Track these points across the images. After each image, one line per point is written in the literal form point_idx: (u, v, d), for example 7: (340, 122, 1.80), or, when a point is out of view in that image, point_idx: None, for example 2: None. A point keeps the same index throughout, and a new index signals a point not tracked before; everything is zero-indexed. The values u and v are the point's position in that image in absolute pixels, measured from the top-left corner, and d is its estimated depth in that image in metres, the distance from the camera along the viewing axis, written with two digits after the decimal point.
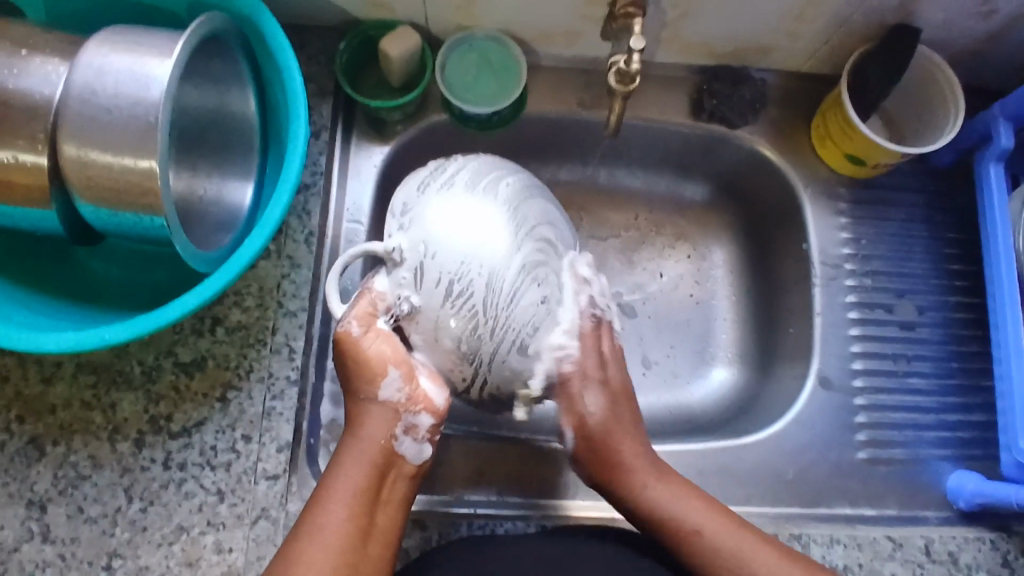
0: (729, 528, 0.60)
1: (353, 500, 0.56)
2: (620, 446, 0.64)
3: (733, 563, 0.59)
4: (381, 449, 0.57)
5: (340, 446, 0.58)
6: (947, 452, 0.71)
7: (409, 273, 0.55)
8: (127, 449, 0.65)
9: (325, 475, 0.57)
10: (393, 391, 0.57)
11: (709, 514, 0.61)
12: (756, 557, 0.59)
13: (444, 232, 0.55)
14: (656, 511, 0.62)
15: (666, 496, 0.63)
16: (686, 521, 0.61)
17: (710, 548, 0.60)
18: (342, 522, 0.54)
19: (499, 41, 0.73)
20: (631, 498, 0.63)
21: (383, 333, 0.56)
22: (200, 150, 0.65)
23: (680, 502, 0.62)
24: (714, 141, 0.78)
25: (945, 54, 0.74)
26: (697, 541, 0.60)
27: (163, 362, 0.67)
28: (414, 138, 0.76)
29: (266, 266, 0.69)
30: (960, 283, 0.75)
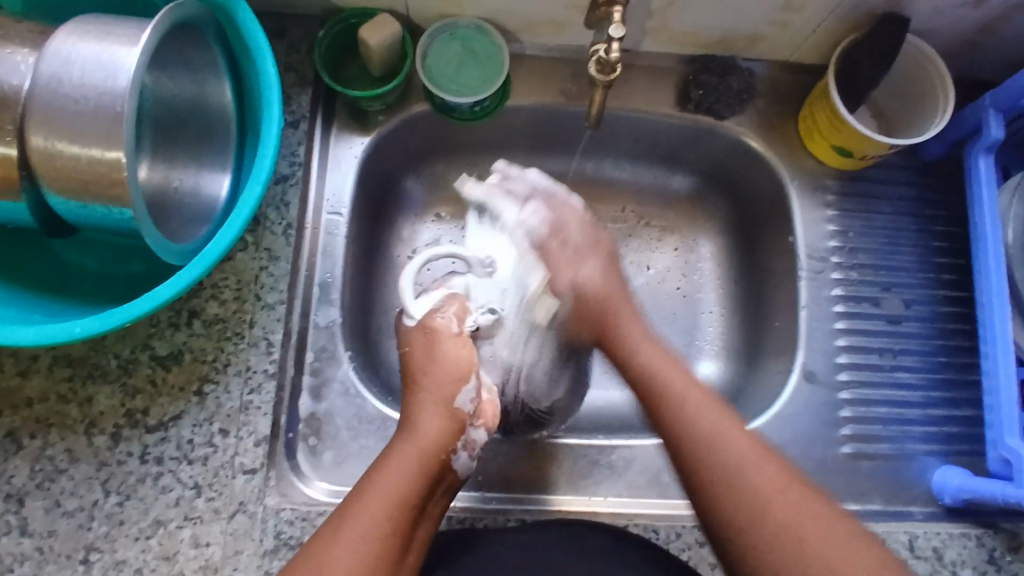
0: (725, 426, 0.58)
1: (397, 509, 0.53)
2: (625, 321, 0.68)
3: (697, 414, 0.59)
4: (439, 452, 0.57)
5: (390, 446, 0.58)
6: (933, 447, 0.70)
7: (477, 305, 0.64)
8: (104, 443, 0.64)
9: (372, 470, 0.56)
10: (466, 400, 0.59)
11: (674, 369, 0.63)
12: (732, 438, 0.57)
13: (500, 277, 0.67)
14: (666, 407, 0.61)
15: (690, 396, 0.60)
16: (688, 408, 0.60)
17: (680, 415, 0.59)
18: (382, 516, 0.53)
19: (482, 30, 0.72)
20: (613, 341, 0.67)
21: (460, 339, 0.61)
22: (178, 142, 0.64)
23: (694, 398, 0.60)
24: (701, 132, 0.77)
25: (935, 44, 0.72)
26: (684, 420, 0.59)
27: (140, 355, 0.66)
28: (396, 129, 0.75)
29: (244, 258, 0.68)
30: (948, 276, 0.74)
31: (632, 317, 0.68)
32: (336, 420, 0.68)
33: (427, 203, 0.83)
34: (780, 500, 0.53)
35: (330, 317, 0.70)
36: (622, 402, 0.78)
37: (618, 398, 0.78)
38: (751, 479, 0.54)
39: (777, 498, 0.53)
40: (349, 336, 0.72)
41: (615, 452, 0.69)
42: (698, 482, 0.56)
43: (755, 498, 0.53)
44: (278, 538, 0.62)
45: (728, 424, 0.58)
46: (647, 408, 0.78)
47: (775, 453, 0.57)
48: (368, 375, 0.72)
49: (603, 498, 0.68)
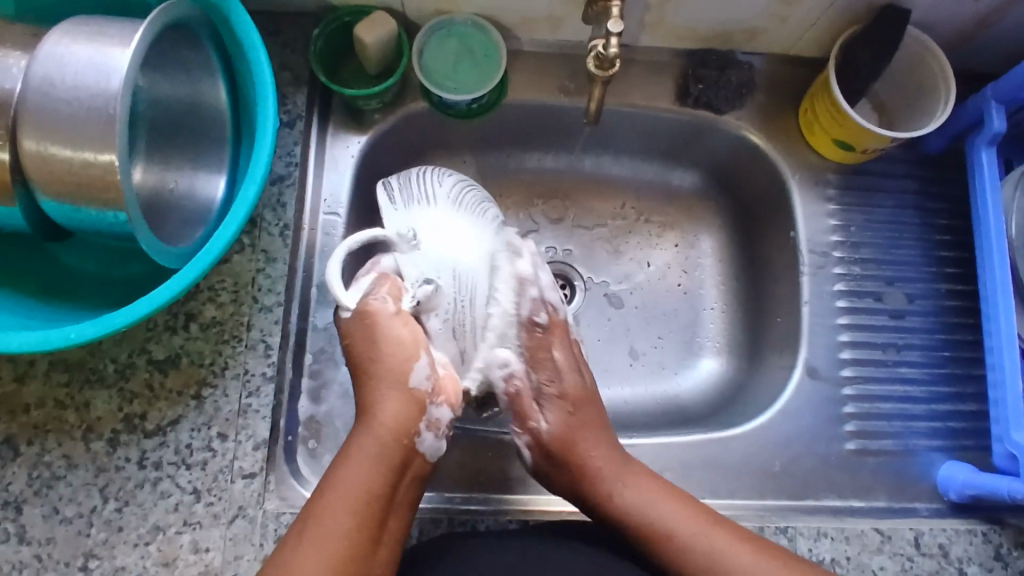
0: (693, 521, 0.58)
1: (359, 510, 0.52)
2: (593, 466, 0.60)
3: (699, 556, 0.56)
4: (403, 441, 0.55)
5: (350, 438, 0.55)
6: (937, 443, 0.70)
7: (417, 281, 0.60)
8: (102, 449, 0.64)
9: (335, 467, 0.54)
10: (422, 378, 0.56)
11: (667, 503, 0.59)
12: (738, 552, 0.56)
13: (436, 243, 0.62)
14: (622, 518, 0.59)
15: (633, 494, 0.59)
16: (636, 511, 0.59)
17: (687, 550, 0.57)
18: (343, 520, 0.51)
19: (478, 26, 0.71)
20: (607, 492, 0.60)
21: (405, 313, 0.58)
22: (172, 144, 0.63)
23: (646, 493, 0.60)
24: (700, 126, 0.76)
25: (937, 36, 0.72)
26: (671, 541, 0.57)
27: (137, 359, 0.65)
28: (392, 128, 0.74)
29: (240, 260, 0.67)
30: (951, 270, 0.73)
31: (594, 439, 0.61)
32: (336, 423, 0.67)
33: None
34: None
35: (328, 319, 0.69)
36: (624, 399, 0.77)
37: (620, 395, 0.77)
38: (743, 566, 0.56)
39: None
40: None
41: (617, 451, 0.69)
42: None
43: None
44: (278, 542, 0.62)
45: (723, 532, 0.57)
46: (649, 405, 0.77)
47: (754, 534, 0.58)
48: None
49: None
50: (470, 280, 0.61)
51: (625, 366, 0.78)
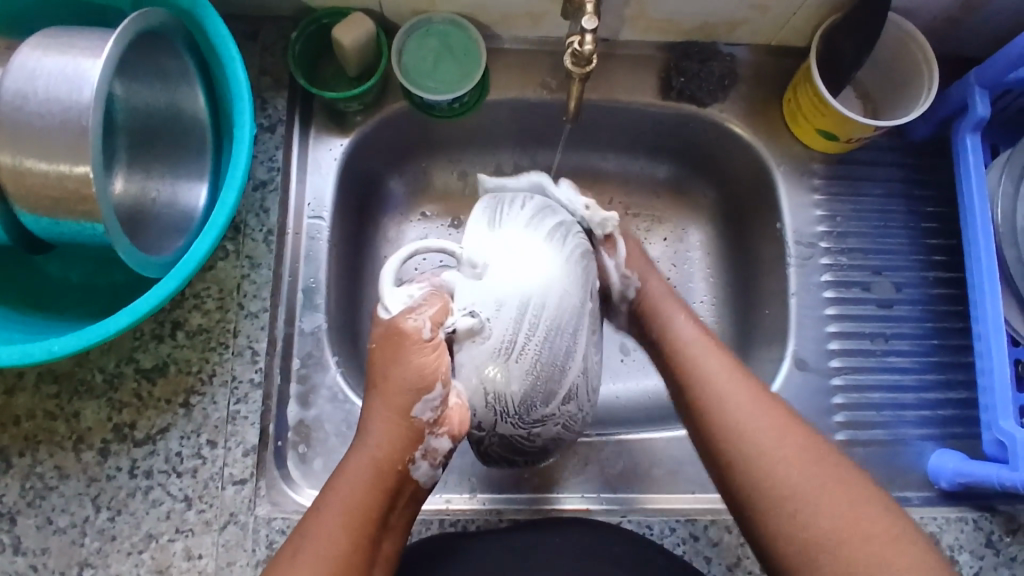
0: (748, 403, 0.56)
1: (351, 525, 0.52)
2: (665, 305, 0.66)
3: (725, 401, 0.57)
4: (386, 462, 0.54)
5: (345, 456, 0.55)
6: (927, 431, 0.70)
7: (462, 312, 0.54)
8: (93, 458, 0.64)
9: (329, 486, 0.54)
10: (427, 409, 0.54)
11: (733, 380, 0.58)
12: (762, 422, 0.55)
13: (505, 276, 0.55)
14: (677, 349, 0.63)
15: (693, 347, 0.62)
16: (705, 384, 0.59)
17: (713, 403, 0.58)
18: (332, 537, 0.51)
19: (457, 25, 0.71)
20: (658, 326, 0.65)
21: (437, 344, 0.53)
22: (152, 153, 0.63)
23: (698, 346, 0.62)
24: (684, 119, 0.76)
25: (920, 22, 0.71)
26: (712, 395, 0.58)
27: (124, 369, 0.65)
28: (375, 129, 0.74)
29: (225, 266, 0.67)
30: (939, 257, 0.73)
31: (670, 317, 0.65)
32: (326, 427, 0.67)
33: (412, 202, 0.81)
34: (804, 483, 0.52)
35: (316, 323, 0.69)
36: (618, 397, 0.77)
37: (611, 391, 0.77)
38: (771, 454, 0.54)
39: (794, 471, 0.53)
40: (335, 341, 0.71)
41: (606, 447, 0.69)
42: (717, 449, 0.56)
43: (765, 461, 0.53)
44: (270, 547, 0.62)
45: (782, 418, 0.56)
46: (641, 399, 0.77)
47: (801, 422, 0.56)
48: (357, 380, 0.71)
49: (596, 495, 0.67)
50: (544, 303, 0.55)
51: (616, 363, 0.79)
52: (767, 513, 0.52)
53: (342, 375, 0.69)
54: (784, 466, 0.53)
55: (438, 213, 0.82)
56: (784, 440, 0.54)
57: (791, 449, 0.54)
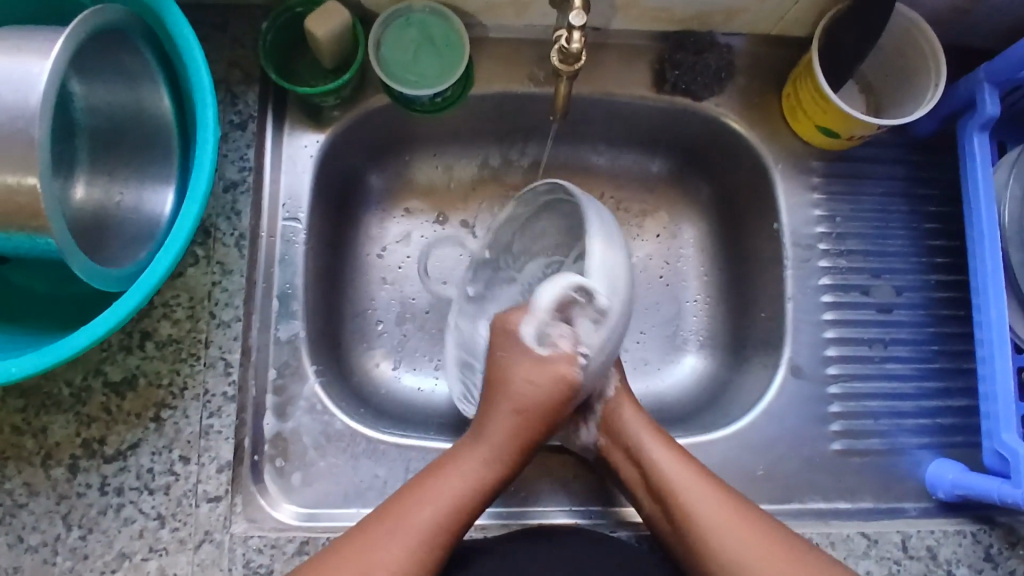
0: (731, 526, 0.56)
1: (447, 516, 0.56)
2: (625, 416, 0.64)
3: (707, 537, 0.56)
4: (495, 466, 0.59)
5: (455, 453, 0.60)
6: (925, 440, 0.68)
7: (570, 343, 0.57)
8: (62, 475, 0.61)
9: (422, 480, 0.58)
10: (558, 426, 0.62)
11: (701, 499, 0.58)
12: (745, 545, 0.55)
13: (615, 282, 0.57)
14: (644, 463, 0.61)
15: (659, 457, 0.61)
16: (681, 501, 0.58)
17: (695, 527, 0.57)
18: (419, 527, 0.55)
19: (437, 13, 0.66)
20: (614, 439, 0.63)
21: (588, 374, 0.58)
22: (115, 155, 0.59)
23: (670, 458, 0.61)
24: (678, 113, 0.72)
25: (927, 12, 0.67)
26: (695, 519, 0.57)
27: (92, 382, 0.63)
28: (353, 125, 0.70)
29: (195, 273, 0.64)
30: (940, 259, 0.70)
31: (635, 426, 0.63)
32: (304, 439, 0.65)
33: (393, 198, 0.79)
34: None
35: (293, 331, 0.66)
36: None
37: None
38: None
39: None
40: (313, 349, 0.68)
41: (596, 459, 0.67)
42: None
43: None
44: (247, 567, 0.59)
45: (759, 530, 0.56)
46: None
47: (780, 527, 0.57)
48: (337, 388, 0.69)
49: (583, 507, 0.65)
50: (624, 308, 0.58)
51: None
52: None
53: (321, 384, 0.67)
54: None
55: (422, 209, 0.79)
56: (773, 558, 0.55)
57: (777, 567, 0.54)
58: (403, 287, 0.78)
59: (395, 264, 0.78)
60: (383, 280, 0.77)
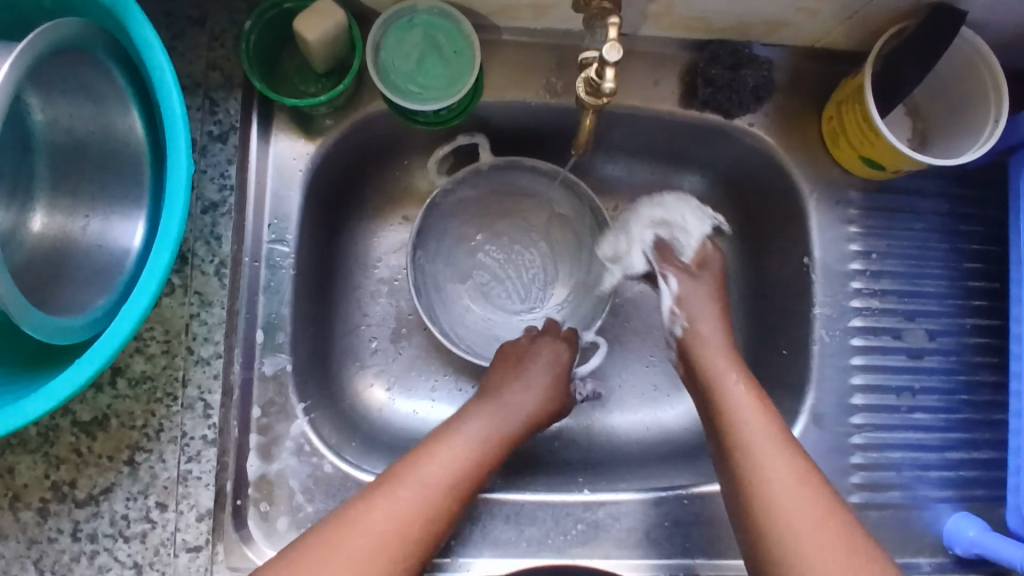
0: (781, 475, 0.53)
1: (465, 463, 0.57)
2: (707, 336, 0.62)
3: (755, 461, 0.54)
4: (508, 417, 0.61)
5: (470, 406, 0.62)
6: (947, 493, 0.64)
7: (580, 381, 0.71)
8: (31, 519, 0.56)
9: (443, 432, 0.59)
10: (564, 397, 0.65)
11: (763, 426, 0.55)
12: (785, 481, 0.53)
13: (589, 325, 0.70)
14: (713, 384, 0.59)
15: (728, 385, 0.58)
16: (737, 440, 0.55)
17: (747, 448, 0.54)
18: (443, 474, 0.56)
19: (446, 15, 0.59)
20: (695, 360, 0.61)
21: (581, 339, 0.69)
22: (77, 179, 0.53)
23: (745, 400, 0.57)
24: (707, 129, 0.65)
25: (990, 35, 0.61)
26: (745, 460, 0.54)
27: (60, 420, 0.57)
28: (347, 134, 0.63)
29: (171, 304, 0.58)
30: (978, 302, 0.66)
31: (718, 343, 0.61)
32: (290, 483, 0.60)
33: (390, 205, 0.71)
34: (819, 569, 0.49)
35: (279, 365, 0.61)
36: (614, 427, 0.71)
37: (607, 422, 0.71)
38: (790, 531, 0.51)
39: (818, 555, 0.50)
40: (302, 381, 0.63)
41: (603, 507, 0.62)
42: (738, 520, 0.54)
43: (784, 532, 0.51)
44: None
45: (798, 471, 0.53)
46: (637, 434, 0.71)
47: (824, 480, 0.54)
48: (327, 424, 0.64)
49: (587, 558, 0.61)
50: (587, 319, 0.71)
51: (613, 390, 0.72)
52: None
53: (310, 423, 0.62)
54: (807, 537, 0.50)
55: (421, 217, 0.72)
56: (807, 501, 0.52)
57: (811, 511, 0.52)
58: (398, 301, 0.71)
59: (390, 276, 0.71)
60: (378, 293, 0.71)
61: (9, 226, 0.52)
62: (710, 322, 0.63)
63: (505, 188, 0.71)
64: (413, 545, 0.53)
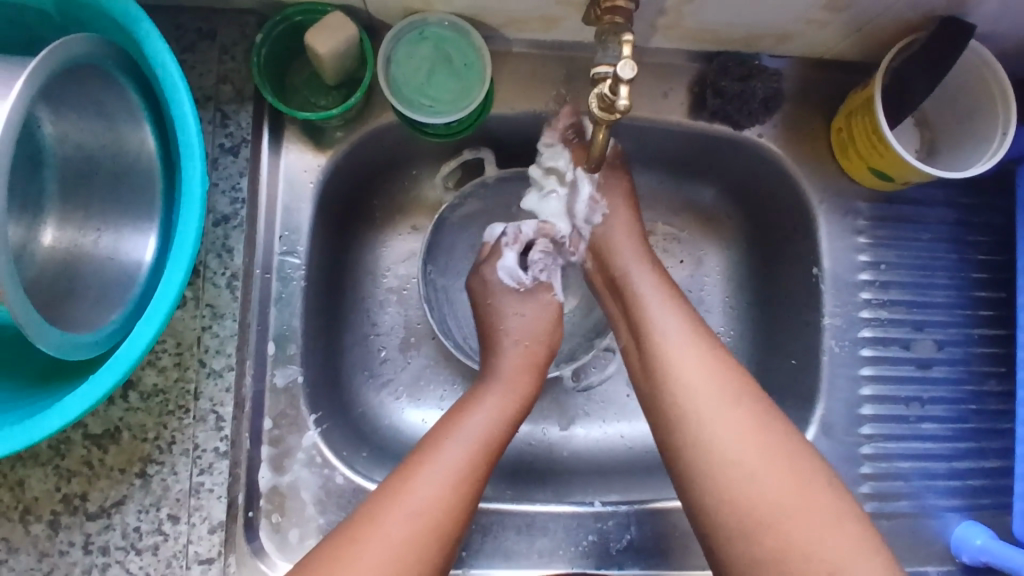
0: (711, 385, 0.53)
1: (472, 457, 0.54)
2: (618, 242, 0.62)
3: (670, 364, 0.54)
4: (517, 404, 0.59)
5: (477, 392, 0.59)
6: (955, 502, 0.64)
7: (585, 392, 0.72)
8: (43, 531, 0.56)
9: (450, 418, 0.57)
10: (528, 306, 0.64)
11: (679, 330, 0.56)
12: (698, 378, 0.53)
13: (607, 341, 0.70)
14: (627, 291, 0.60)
15: (642, 289, 0.59)
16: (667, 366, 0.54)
17: (661, 352, 0.55)
18: (456, 467, 0.53)
19: (457, 29, 0.59)
20: (617, 268, 0.61)
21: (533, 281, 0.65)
22: (90, 193, 0.54)
23: (657, 302, 0.58)
24: (715, 140, 0.66)
25: (999, 47, 0.61)
26: (671, 368, 0.54)
27: (72, 433, 0.57)
28: (357, 146, 0.63)
29: (183, 317, 0.58)
30: (986, 311, 0.66)
31: (630, 240, 0.62)
32: (302, 494, 0.60)
33: (399, 215, 0.71)
34: (773, 487, 0.49)
35: (290, 376, 0.61)
36: (622, 436, 0.71)
37: (617, 431, 0.71)
38: (734, 452, 0.50)
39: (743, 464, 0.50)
40: (313, 394, 0.63)
41: (613, 517, 0.63)
42: (661, 430, 0.53)
43: (696, 424, 0.52)
44: None
45: (717, 370, 0.53)
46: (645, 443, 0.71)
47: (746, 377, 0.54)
48: (338, 435, 0.64)
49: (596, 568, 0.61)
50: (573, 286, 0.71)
51: (622, 399, 0.72)
52: (722, 523, 0.49)
53: (322, 434, 0.62)
54: (723, 433, 0.51)
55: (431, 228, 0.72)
56: (720, 399, 0.52)
57: (728, 406, 0.52)
58: (407, 310, 0.71)
59: (399, 286, 0.71)
60: (386, 302, 0.71)
61: (21, 240, 0.53)
62: (625, 215, 0.63)
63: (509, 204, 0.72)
64: (435, 543, 0.50)
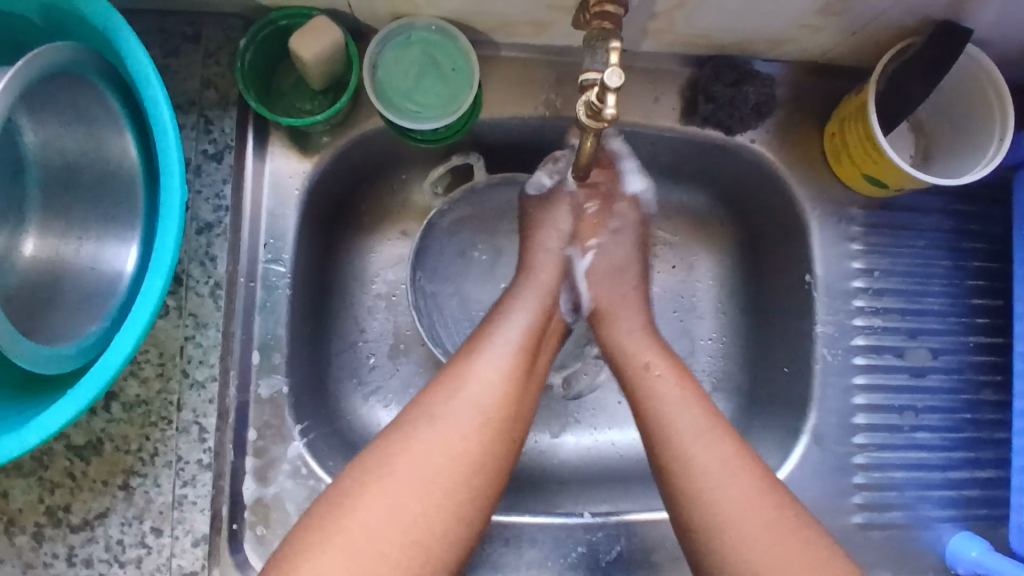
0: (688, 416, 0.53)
1: (517, 365, 0.53)
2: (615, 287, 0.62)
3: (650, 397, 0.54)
4: (549, 309, 0.58)
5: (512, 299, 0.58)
6: (949, 512, 0.64)
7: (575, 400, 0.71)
8: (26, 543, 0.56)
9: (485, 328, 0.56)
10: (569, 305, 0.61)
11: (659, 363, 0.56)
12: (678, 410, 0.53)
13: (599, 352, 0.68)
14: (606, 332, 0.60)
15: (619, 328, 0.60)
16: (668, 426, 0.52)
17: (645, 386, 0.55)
18: (498, 379, 0.52)
19: (445, 33, 0.58)
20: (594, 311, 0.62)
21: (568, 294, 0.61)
22: (72, 201, 0.53)
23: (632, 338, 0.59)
24: (707, 146, 0.65)
25: (995, 52, 0.60)
26: (653, 401, 0.54)
27: (54, 444, 0.57)
28: (343, 151, 0.62)
29: (166, 326, 0.57)
30: (981, 320, 0.65)
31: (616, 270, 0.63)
32: (286, 506, 0.59)
33: (387, 220, 0.70)
34: (746, 517, 0.48)
35: (275, 386, 0.60)
36: (612, 445, 0.70)
37: (608, 439, 0.70)
38: (707, 482, 0.50)
39: (720, 496, 0.49)
40: (299, 403, 0.62)
41: (602, 528, 0.62)
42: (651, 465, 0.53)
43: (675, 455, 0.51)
44: None
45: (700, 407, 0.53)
46: (636, 452, 0.70)
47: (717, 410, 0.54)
48: (325, 445, 0.63)
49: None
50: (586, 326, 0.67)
51: (613, 406, 0.71)
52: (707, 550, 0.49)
53: (308, 445, 0.61)
54: (696, 462, 0.51)
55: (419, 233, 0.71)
56: (694, 429, 0.52)
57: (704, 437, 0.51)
58: (396, 316, 0.70)
59: (388, 292, 0.70)
60: (375, 308, 0.69)
61: (1, 249, 0.52)
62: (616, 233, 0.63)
63: (498, 209, 0.71)
64: (490, 461, 0.49)
